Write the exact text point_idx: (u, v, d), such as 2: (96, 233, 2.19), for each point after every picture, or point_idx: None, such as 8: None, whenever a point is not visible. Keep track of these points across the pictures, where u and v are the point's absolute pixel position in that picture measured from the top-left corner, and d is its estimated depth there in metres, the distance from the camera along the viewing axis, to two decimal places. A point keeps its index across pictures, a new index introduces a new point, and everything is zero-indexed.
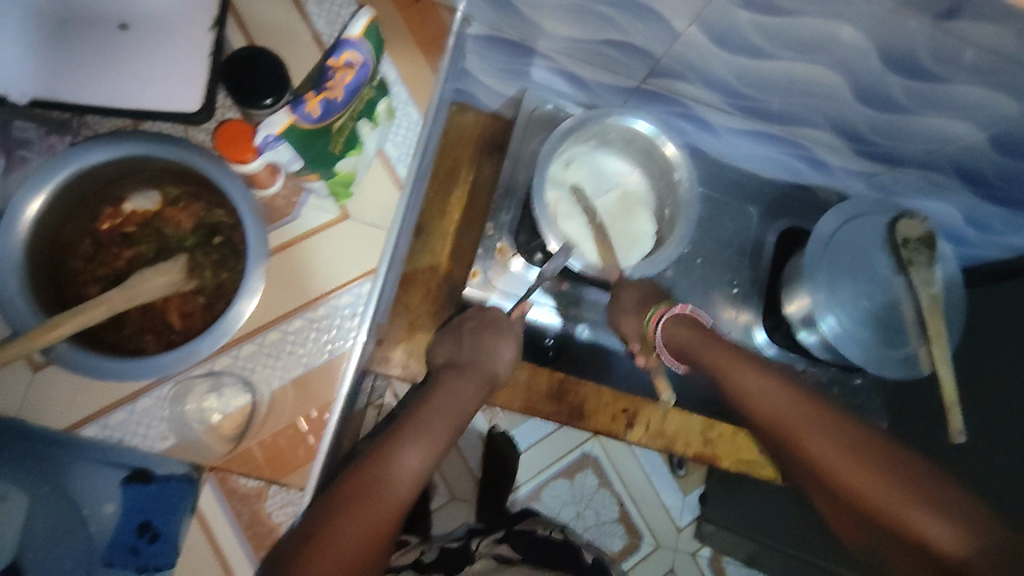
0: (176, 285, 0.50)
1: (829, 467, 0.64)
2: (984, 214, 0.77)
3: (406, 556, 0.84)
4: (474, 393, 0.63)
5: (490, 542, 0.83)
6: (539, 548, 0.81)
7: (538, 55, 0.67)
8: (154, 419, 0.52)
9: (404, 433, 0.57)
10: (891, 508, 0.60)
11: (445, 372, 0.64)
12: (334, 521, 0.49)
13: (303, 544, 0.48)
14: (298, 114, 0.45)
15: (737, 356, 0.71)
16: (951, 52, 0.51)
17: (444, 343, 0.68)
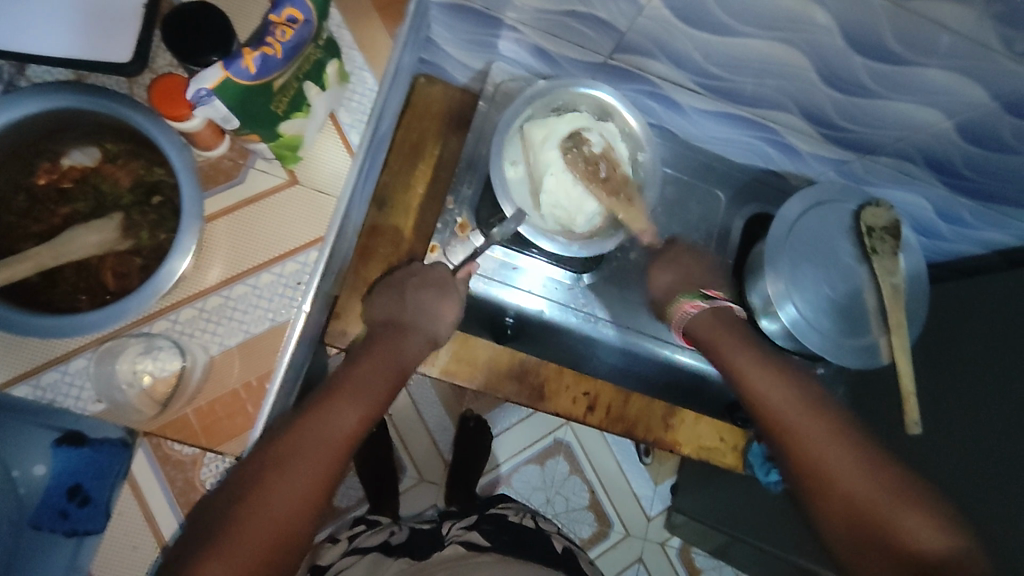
0: (110, 243, 0.50)
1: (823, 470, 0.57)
2: (955, 206, 0.76)
3: (376, 536, 0.80)
4: (417, 350, 0.64)
5: (461, 528, 0.80)
6: (509, 534, 0.78)
7: (503, 27, 0.65)
8: (85, 380, 0.50)
9: (338, 390, 0.55)
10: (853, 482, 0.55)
11: (384, 331, 0.64)
12: (269, 479, 0.47)
13: (235, 503, 0.45)
14: (232, 70, 0.44)
15: (789, 377, 0.64)
16: (916, 33, 0.50)
17: (382, 301, 0.67)
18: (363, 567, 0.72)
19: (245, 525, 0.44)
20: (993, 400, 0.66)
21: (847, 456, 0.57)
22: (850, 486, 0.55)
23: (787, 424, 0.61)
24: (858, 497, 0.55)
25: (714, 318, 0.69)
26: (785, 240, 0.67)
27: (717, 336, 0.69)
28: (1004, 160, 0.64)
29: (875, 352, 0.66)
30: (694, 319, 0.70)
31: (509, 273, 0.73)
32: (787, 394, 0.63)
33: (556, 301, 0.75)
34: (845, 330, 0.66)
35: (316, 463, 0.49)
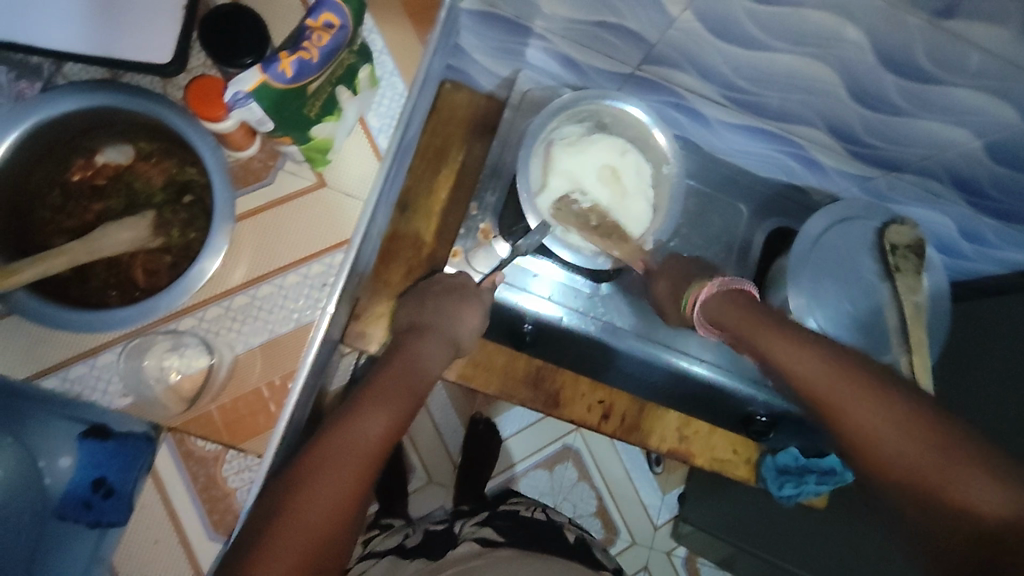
0: (141, 241, 0.50)
1: (867, 435, 0.47)
2: (979, 226, 0.75)
3: (391, 540, 0.81)
4: (442, 354, 0.65)
5: (474, 525, 0.80)
6: (523, 530, 0.79)
7: (532, 35, 0.65)
8: (113, 374, 0.51)
9: (363, 399, 0.55)
10: (905, 445, 0.45)
11: (409, 334, 0.65)
12: (300, 494, 0.46)
13: (268, 522, 0.45)
14: (270, 73, 0.45)
15: (779, 328, 0.56)
16: (950, 53, 0.50)
17: (407, 306, 0.68)
18: (378, 571, 0.73)
19: (280, 541, 0.44)
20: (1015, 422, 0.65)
21: (855, 394, 0.48)
22: (891, 450, 0.46)
23: (837, 399, 0.49)
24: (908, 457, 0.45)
25: (726, 302, 0.63)
26: (808, 256, 0.67)
27: (721, 318, 0.63)
28: None
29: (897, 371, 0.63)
30: (713, 302, 0.64)
31: (521, 275, 0.73)
32: (811, 367, 0.52)
33: (569, 307, 0.74)
34: (866, 347, 0.65)
35: (349, 470, 0.49)
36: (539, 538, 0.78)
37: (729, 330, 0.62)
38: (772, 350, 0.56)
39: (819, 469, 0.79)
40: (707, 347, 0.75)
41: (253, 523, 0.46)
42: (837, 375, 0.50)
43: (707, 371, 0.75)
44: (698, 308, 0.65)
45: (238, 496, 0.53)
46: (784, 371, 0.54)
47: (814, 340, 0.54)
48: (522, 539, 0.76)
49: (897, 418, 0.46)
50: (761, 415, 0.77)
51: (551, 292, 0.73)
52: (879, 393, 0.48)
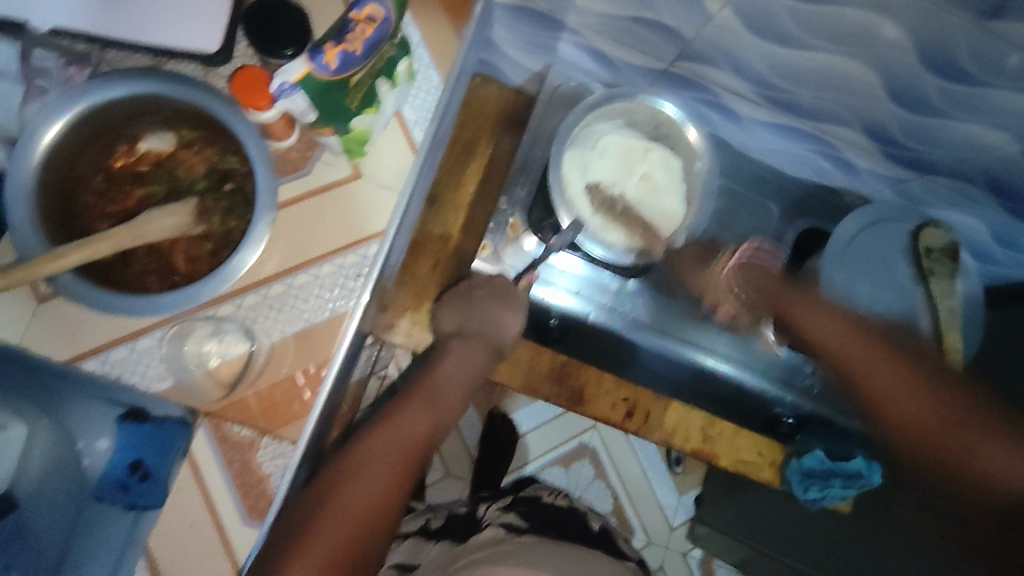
0: (184, 228, 0.51)
1: (838, 344, 0.64)
2: (1013, 231, 0.74)
3: (415, 521, 0.80)
4: (482, 362, 0.63)
5: (499, 510, 0.80)
6: (545, 516, 0.79)
7: (566, 30, 0.65)
8: (153, 358, 0.53)
9: (410, 400, 0.56)
10: (915, 408, 0.60)
11: (451, 340, 0.64)
12: (345, 485, 0.48)
13: (313, 510, 0.47)
14: (315, 64, 0.46)
15: (811, 292, 0.67)
16: (995, 54, 0.49)
17: (449, 311, 0.66)
18: (404, 552, 0.73)
19: (322, 531, 0.46)
20: None
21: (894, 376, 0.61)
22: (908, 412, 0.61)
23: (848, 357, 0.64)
24: (900, 404, 0.61)
25: (760, 268, 0.72)
26: (842, 256, 0.67)
27: (756, 284, 0.71)
28: None
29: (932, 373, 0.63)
30: (730, 273, 0.73)
31: (549, 270, 0.72)
32: (845, 326, 0.64)
33: (594, 303, 0.74)
34: (898, 350, 0.65)
35: (376, 485, 0.49)
36: (557, 527, 0.77)
37: (762, 294, 0.71)
38: (795, 309, 0.67)
39: (844, 473, 0.75)
40: (736, 347, 0.76)
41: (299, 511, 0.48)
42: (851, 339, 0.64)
43: (734, 371, 0.76)
44: (725, 279, 0.73)
45: (272, 481, 0.53)
46: (806, 329, 0.66)
47: (790, 298, 0.68)
48: (542, 527, 0.76)
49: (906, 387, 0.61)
50: (787, 417, 0.78)
51: (576, 287, 0.73)
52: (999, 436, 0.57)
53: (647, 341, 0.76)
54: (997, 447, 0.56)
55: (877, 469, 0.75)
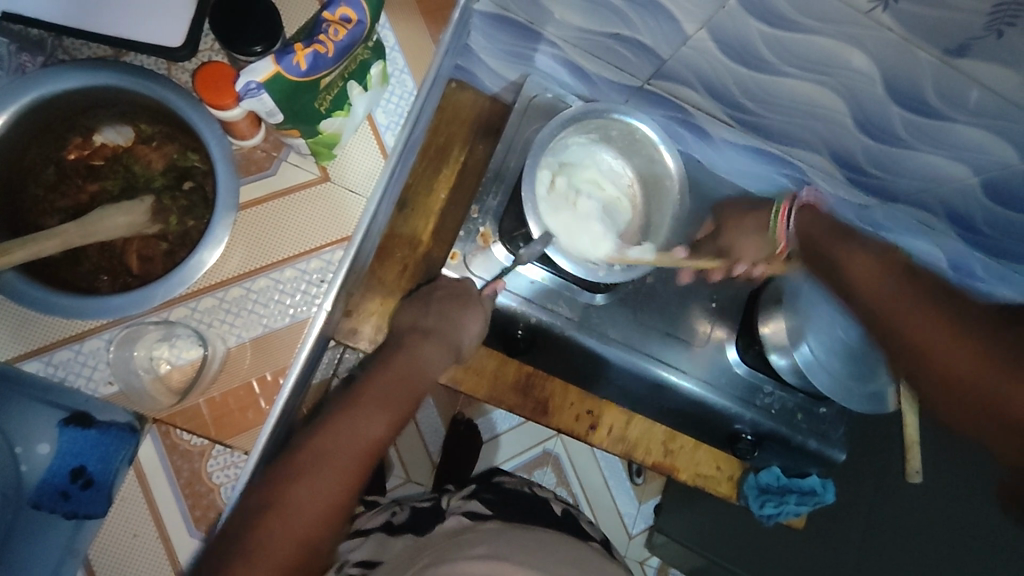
0: (139, 226, 0.49)
1: (884, 310, 0.53)
2: (968, 259, 0.77)
3: (377, 517, 0.76)
4: (438, 359, 0.63)
5: (461, 500, 0.77)
6: (511, 505, 0.76)
7: (544, 40, 0.65)
8: (100, 361, 0.50)
9: (363, 399, 0.54)
10: (926, 319, 0.50)
11: (409, 338, 0.63)
12: (296, 485, 0.46)
13: (260, 513, 0.45)
14: (284, 64, 0.44)
15: (878, 257, 0.56)
16: (958, 90, 0.50)
17: (407, 312, 0.67)
18: (366, 548, 0.70)
19: (268, 536, 0.44)
20: (991, 457, 0.67)
21: (971, 351, 0.47)
22: (947, 361, 0.48)
23: (890, 308, 0.52)
24: (929, 325, 0.49)
25: (816, 215, 0.63)
26: (806, 277, 0.68)
27: (815, 233, 0.62)
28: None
29: (884, 399, 0.67)
30: (801, 219, 0.64)
31: (514, 277, 0.70)
32: (896, 279, 0.53)
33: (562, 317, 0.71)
34: (854, 373, 0.67)
35: (330, 482, 0.47)
36: (527, 514, 0.74)
37: (828, 254, 0.60)
38: (824, 243, 0.60)
39: (799, 488, 0.80)
40: (694, 365, 0.74)
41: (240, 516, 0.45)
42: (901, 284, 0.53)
43: (697, 388, 0.74)
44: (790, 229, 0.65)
45: (222, 492, 0.52)
46: (843, 266, 0.58)
47: (910, 271, 0.54)
48: (510, 513, 0.72)
49: (937, 324, 0.49)
50: (746, 434, 0.76)
51: (542, 299, 0.70)
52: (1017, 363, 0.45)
53: (612, 355, 0.73)
54: (990, 368, 0.45)
55: (830, 488, 0.80)
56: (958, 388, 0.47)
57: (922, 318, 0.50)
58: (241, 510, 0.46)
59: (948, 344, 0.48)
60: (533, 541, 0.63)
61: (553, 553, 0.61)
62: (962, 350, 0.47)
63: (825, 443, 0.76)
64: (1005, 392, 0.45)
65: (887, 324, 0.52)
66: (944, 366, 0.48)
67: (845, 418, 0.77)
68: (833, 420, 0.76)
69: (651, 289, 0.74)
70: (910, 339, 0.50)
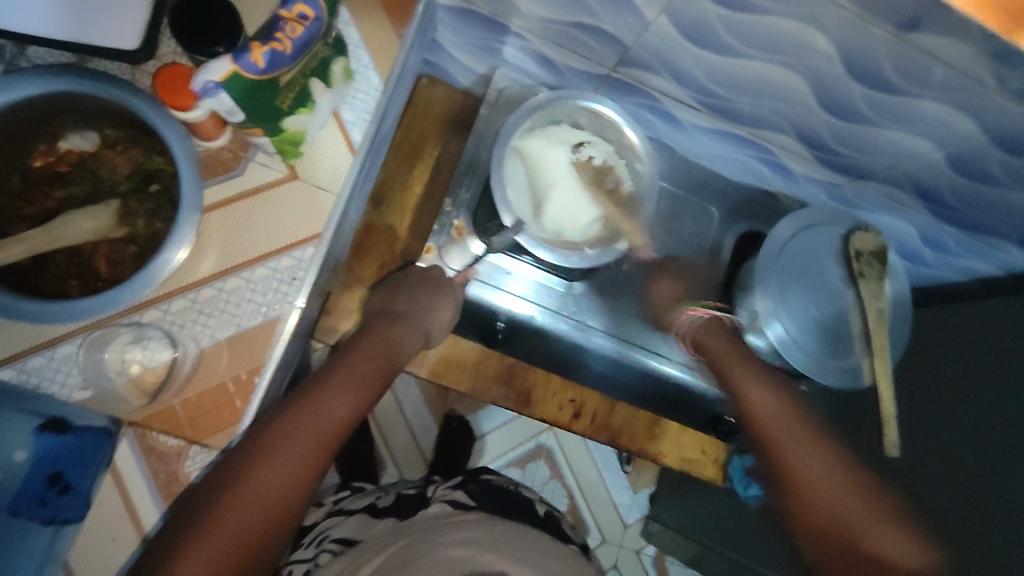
0: (104, 230, 0.49)
1: (773, 433, 0.60)
2: (940, 234, 0.78)
3: (362, 500, 0.78)
4: (407, 344, 0.63)
5: (447, 488, 0.77)
6: (494, 496, 0.77)
7: (510, 32, 0.65)
8: (72, 367, 0.50)
9: (327, 383, 0.55)
10: (835, 500, 0.53)
11: (378, 322, 0.63)
12: (258, 465, 0.46)
13: (223, 491, 0.45)
14: (241, 63, 0.44)
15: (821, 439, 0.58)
16: (913, 64, 0.51)
17: (380, 294, 0.68)
18: (348, 527, 0.71)
19: (233, 510, 0.44)
20: (968, 427, 0.67)
21: (860, 505, 0.52)
22: (831, 512, 0.52)
23: (774, 437, 0.60)
24: (834, 502, 0.53)
25: (720, 331, 0.70)
26: (776, 260, 0.68)
27: (713, 344, 0.69)
28: (990, 193, 0.66)
29: (858, 374, 0.67)
30: (703, 323, 0.71)
31: (499, 274, 0.72)
32: (824, 462, 0.56)
33: (547, 309, 0.73)
34: (829, 350, 0.67)
35: (293, 462, 0.48)
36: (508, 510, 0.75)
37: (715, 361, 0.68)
38: (743, 377, 0.65)
39: None
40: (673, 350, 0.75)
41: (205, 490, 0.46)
42: (825, 462, 0.56)
43: (681, 372, 0.77)
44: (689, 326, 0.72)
45: None
46: (750, 409, 0.63)
47: (834, 457, 0.56)
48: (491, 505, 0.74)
49: (844, 487, 0.53)
50: (728, 415, 0.80)
51: (528, 293, 0.72)
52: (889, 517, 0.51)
53: (595, 341, 0.76)
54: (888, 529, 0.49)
55: None
56: (836, 546, 0.51)
57: (817, 465, 0.56)
58: (205, 485, 0.46)
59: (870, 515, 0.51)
60: (509, 533, 0.64)
61: (535, 546, 0.63)
62: (849, 498, 0.53)
63: None
64: (882, 534, 0.49)
65: (814, 512, 0.53)
66: (824, 527, 0.52)
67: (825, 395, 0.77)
68: None
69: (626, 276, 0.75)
70: (803, 494, 0.55)
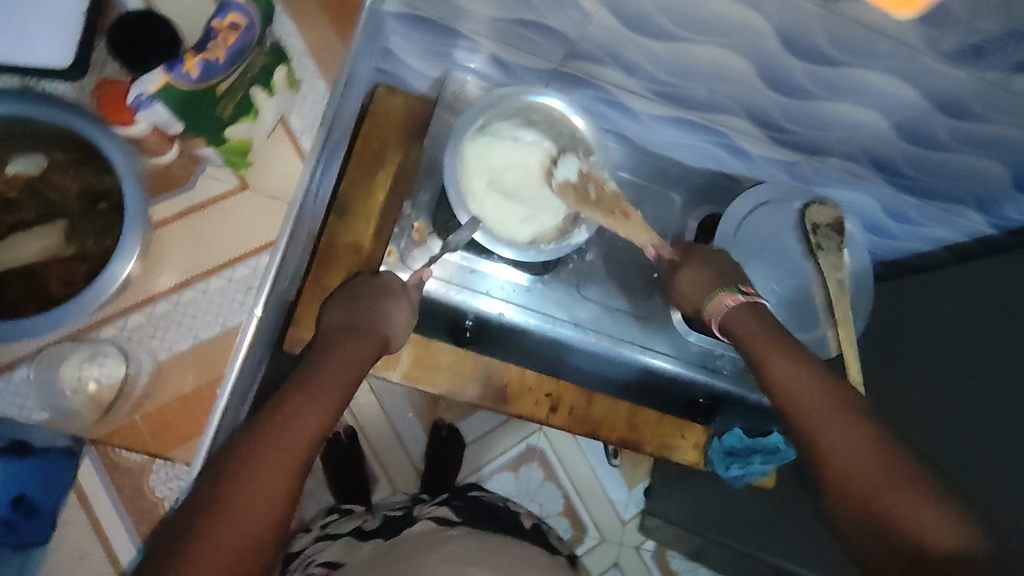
0: (55, 250, 0.50)
1: (791, 401, 0.59)
2: (902, 205, 0.78)
3: (351, 522, 0.78)
4: (371, 350, 0.62)
5: (433, 505, 0.77)
6: (480, 511, 0.77)
7: (457, 34, 0.66)
8: (30, 392, 0.49)
9: (296, 396, 0.54)
10: (844, 452, 0.53)
11: (337, 332, 0.63)
12: (230, 493, 0.46)
13: (196, 520, 0.45)
14: (174, 74, 0.45)
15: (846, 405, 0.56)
16: (847, 35, 0.51)
17: (333, 308, 0.66)
18: (333, 551, 0.70)
19: (209, 538, 0.44)
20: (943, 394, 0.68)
21: (878, 457, 0.52)
22: (850, 463, 0.53)
23: (809, 417, 0.57)
24: (843, 450, 0.53)
25: (755, 316, 0.63)
26: (733, 240, 0.70)
27: (750, 334, 0.63)
28: (942, 158, 0.66)
29: (824, 345, 0.68)
30: (734, 312, 0.64)
31: (481, 278, 0.72)
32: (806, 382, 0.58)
33: (534, 311, 0.73)
34: (795, 323, 0.68)
35: (265, 483, 0.48)
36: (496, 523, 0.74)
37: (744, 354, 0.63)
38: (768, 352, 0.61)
39: (764, 449, 0.80)
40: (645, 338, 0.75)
41: (178, 521, 0.45)
42: (826, 397, 0.56)
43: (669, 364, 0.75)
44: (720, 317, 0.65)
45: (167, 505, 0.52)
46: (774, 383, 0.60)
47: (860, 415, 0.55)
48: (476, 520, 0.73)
49: (868, 452, 0.52)
50: (703, 399, 0.81)
51: (509, 296, 0.73)
52: (930, 498, 0.48)
53: (576, 337, 0.75)
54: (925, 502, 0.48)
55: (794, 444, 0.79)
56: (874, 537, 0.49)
57: (843, 445, 0.54)
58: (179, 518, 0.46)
59: (885, 478, 0.50)
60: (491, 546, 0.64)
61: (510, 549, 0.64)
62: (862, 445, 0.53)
63: None
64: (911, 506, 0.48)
65: (835, 462, 0.53)
66: (843, 478, 0.53)
67: None
68: None
69: (591, 266, 0.76)
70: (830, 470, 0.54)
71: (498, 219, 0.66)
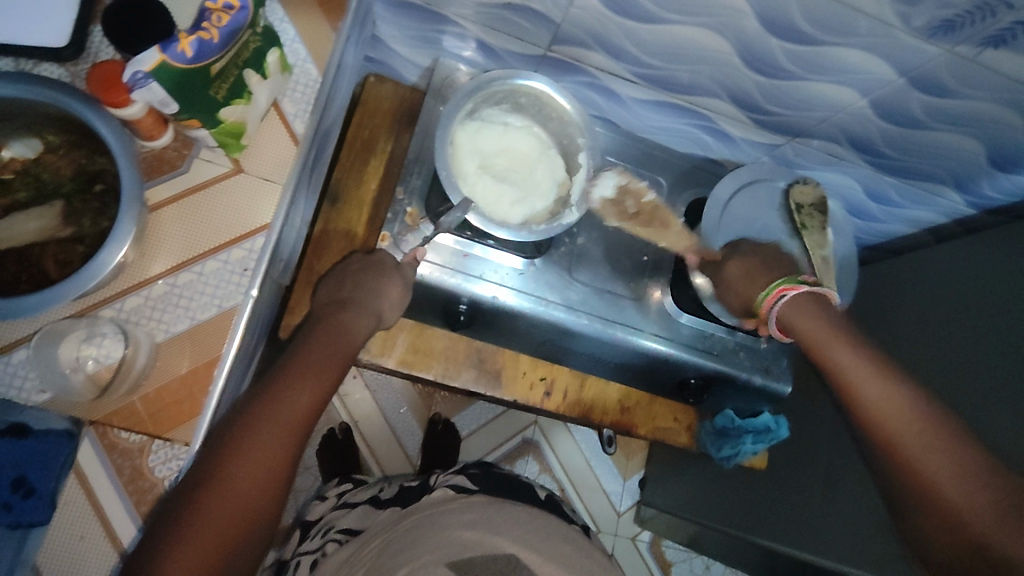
0: (51, 230, 0.51)
1: (872, 411, 0.58)
2: (882, 186, 0.80)
3: (366, 492, 0.82)
4: (363, 327, 0.63)
5: (447, 473, 0.79)
6: (493, 480, 0.78)
7: (445, 21, 0.67)
8: (28, 371, 0.50)
9: (292, 372, 0.55)
10: (942, 476, 0.53)
11: (329, 310, 0.64)
12: (229, 465, 0.47)
13: (196, 490, 0.45)
14: (168, 53, 0.46)
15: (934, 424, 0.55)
16: (822, 12, 0.53)
17: (328, 287, 0.68)
18: (352, 519, 0.74)
19: (211, 506, 0.45)
20: None
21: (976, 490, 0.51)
22: (943, 486, 0.52)
23: (895, 436, 0.56)
24: (936, 474, 0.53)
25: (817, 313, 0.63)
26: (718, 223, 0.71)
27: (806, 331, 0.63)
28: (918, 136, 0.68)
29: None
30: (797, 305, 0.63)
31: (474, 261, 0.72)
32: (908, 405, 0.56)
33: (528, 294, 0.73)
34: None
35: (262, 456, 0.48)
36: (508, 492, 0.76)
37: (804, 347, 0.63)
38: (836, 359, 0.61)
39: (754, 428, 0.82)
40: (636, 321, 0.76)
41: (181, 485, 0.46)
42: (925, 429, 0.55)
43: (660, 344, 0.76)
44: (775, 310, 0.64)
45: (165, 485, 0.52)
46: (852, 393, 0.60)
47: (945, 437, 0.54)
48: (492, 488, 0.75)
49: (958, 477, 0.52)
50: (692, 378, 0.79)
51: (509, 281, 0.73)
52: None
53: (570, 321, 0.74)
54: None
55: (783, 423, 0.82)
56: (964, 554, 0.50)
57: (935, 468, 0.53)
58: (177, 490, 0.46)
59: (985, 506, 0.50)
60: (500, 516, 0.65)
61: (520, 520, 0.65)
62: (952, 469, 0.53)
63: (769, 378, 0.78)
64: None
65: (926, 484, 0.53)
66: (941, 503, 0.52)
67: (787, 352, 0.79)
68: (774, 354, 0.79)
69: (582, 249, 0.77)
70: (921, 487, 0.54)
71: (491, 202, 0.67)
